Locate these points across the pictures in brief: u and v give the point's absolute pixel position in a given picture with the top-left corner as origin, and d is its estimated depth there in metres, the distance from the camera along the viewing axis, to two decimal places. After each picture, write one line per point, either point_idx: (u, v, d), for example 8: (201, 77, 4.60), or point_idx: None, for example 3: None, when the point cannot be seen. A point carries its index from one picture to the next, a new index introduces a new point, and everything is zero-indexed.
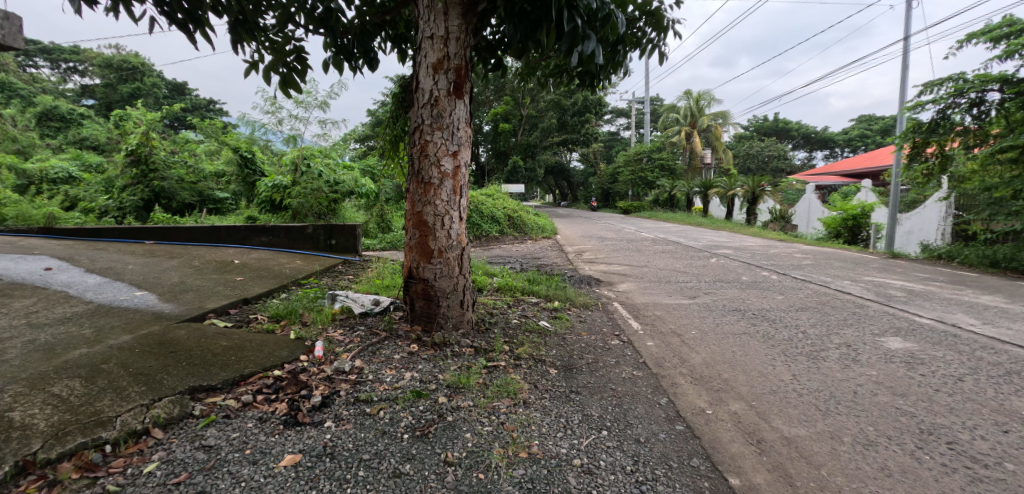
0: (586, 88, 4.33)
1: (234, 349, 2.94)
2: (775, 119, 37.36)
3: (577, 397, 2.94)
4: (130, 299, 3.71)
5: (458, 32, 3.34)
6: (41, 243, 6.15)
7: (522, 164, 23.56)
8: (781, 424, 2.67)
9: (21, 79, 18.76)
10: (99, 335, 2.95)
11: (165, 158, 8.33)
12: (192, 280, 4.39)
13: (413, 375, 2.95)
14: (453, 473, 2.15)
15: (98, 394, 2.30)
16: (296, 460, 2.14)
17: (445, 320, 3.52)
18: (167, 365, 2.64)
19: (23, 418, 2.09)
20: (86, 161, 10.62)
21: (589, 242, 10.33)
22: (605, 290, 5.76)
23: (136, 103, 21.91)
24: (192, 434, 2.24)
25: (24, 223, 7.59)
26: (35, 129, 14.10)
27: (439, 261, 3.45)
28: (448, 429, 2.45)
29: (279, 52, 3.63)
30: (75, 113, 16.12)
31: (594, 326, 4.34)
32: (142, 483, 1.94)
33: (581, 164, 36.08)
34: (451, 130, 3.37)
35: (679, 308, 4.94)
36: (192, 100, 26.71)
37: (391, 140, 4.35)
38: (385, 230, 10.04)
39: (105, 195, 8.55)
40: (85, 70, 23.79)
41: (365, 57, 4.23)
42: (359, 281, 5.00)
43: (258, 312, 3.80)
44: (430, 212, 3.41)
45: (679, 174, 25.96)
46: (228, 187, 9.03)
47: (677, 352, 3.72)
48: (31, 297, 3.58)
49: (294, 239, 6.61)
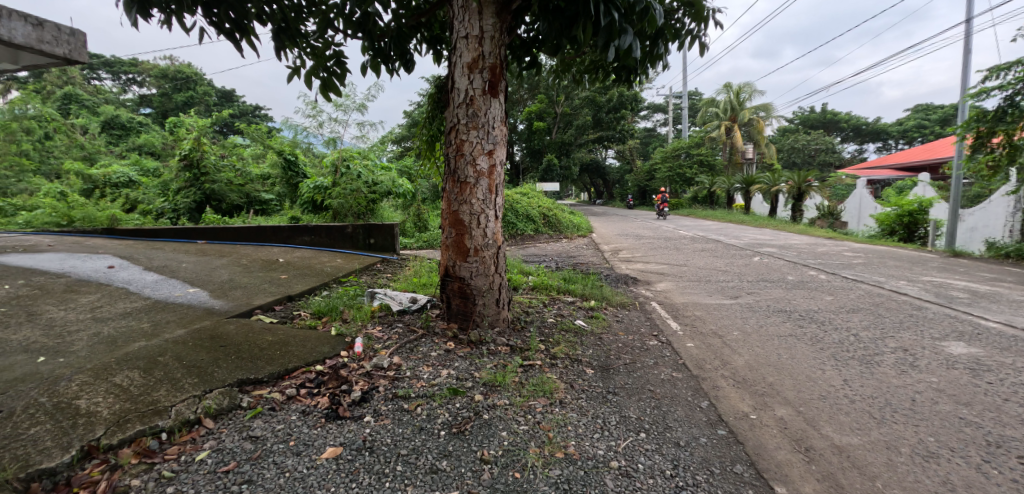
0: (623, 84, 4.26)
1: (279, 345, 3.04)
2: (823, 110, 35.57)
3: (614, 398, 2.90)
4: (184, 295, 3.91)
5: (492, 31, 3.34)
6: (104, 243, 6.57)
7: (557, 162, 23.47)
8: (831, 432, 2.55)
9: (88, 90, 20.12)
10: (156, 330, 3.12)
11: (215, 162, 8.76)
12: (240, 278, 4.58)
13: (450, 372, 2.98)
14: (489, 471, 2.16)
15: (155, 385, 2.42)
16: (337, 453, 2.19)
17: (481, 318, 3.54)
18: (218, 358, 2.76)
19: (87, 405, 2.20)
20: (144, 167, 11.24)
21: (626, 241, 10.16)
22: (642, 290, 5.66)
23: (190, 111, 23.15)
24: (240, 425, 2.33)
25: (90, 225, 8.10)
26: (100, 137, 15.18)
27: (475, 260, 3.47)
28: (484, 427, 2.47)
29: (320, 57, 3.75)
30: (134, 122, 17.17)
31: (631, 326, 4.27)
32: (195, 471, 2.02)
33: (617, 161, 35.68)
34: (487, 128, 3.38)
35: (720, 308, 4.80)
36: (240, 106, 28.03)
37: (427, 141, 4.41)
38: (421, 229, 10.17)
39: (162, 198, 9.01)
40: (143, 81, 25.29)
41: (402, 60, 4.30)
42: (397, 279, 5.08)
43: (302, 308, 3.92)
44: (466, 211, 3.43)
45: (719, 170, 25.24)
46: (272, 189, 9.44)
47: (718, 353, 3.62)
48: (96, 293, 3.81)
49: (335, 238, 6.79)
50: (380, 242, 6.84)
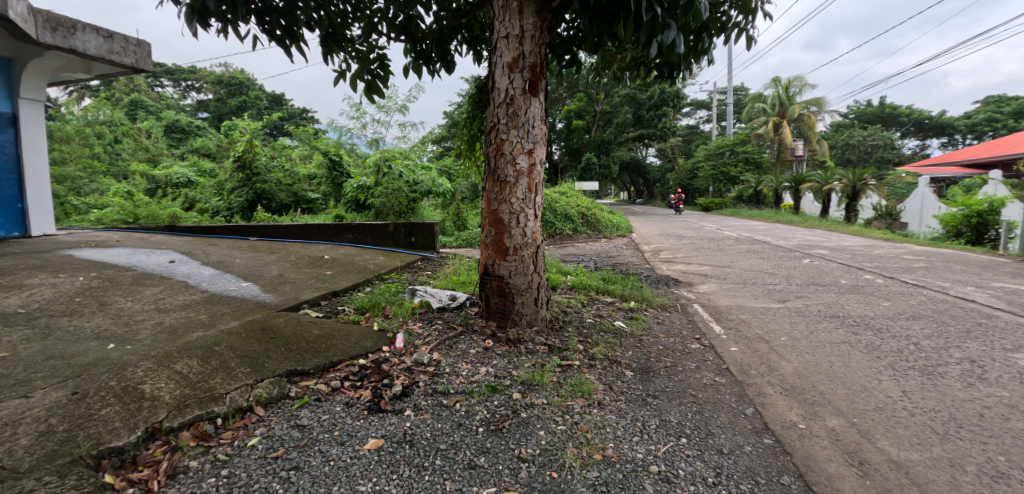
0: (665, 80, 4.18)
1: (324, 338, 3.15)
2: (881, 104, 33.66)
3: (654, 401, 2.84)
4: (237, 289, 4.11)
5: (533, 30, 3.35)
6: (166, 239, 6.99)
7: (596, 161, 23.22)
8: (887, 446, 2.41)
9: (152, 96, 21.44)
10: (213, 321, 3.29)
11: (266, 163, 9.16)
12: (289, 273, 4.77)
13: (488, 370, 3.01)
14: (526, 470, 2.17)
15: (212, 373, 2.55)
16: (379, 445, 2.25)
17: (519, 317, 3.55)
18: (268, 349, 2.88)
19: (151, 390, 2.35)
20: (202, 168, 11.87)
21: (667, 241, 9.94)
22: (684, 291, 5.53)
23: (243, 114, 24.29)
24: (288, 414, 2.43)
25: (153, 222, 8.63)
26: (163, 140, 16.14)
27: (514, 259, 3.48)
28: (522, 426, 2.47)
29: (364, 61, 3.86)
30: (193, 126, 18.15)
31: (672, 328, 4.18)
32: (247, 455, 2.12)
33: (658, 160, 34.95)
34: (527, 128, 3.39)
35: (766, 312, 4.63)
36: (289, 110, 29.19)
37: (468, 140, 4.46)
38: (460, 228, 10.28)
39: (217, 196, 9.50)
40: (201, 87, 26.71)
41: (442, 61, 4.37)
42: (437, 277, 5.17)
43: (346, 304, 4.05)
44: (506, 210, 3.45)
45: (767, 168, 24.31)
46: (318, 188, 9.77)
47: (765, 359, 3.49)
48: (159, 285, 4.06)
49: (377, 237, 6.96)
50: (421, 241, 6.96)
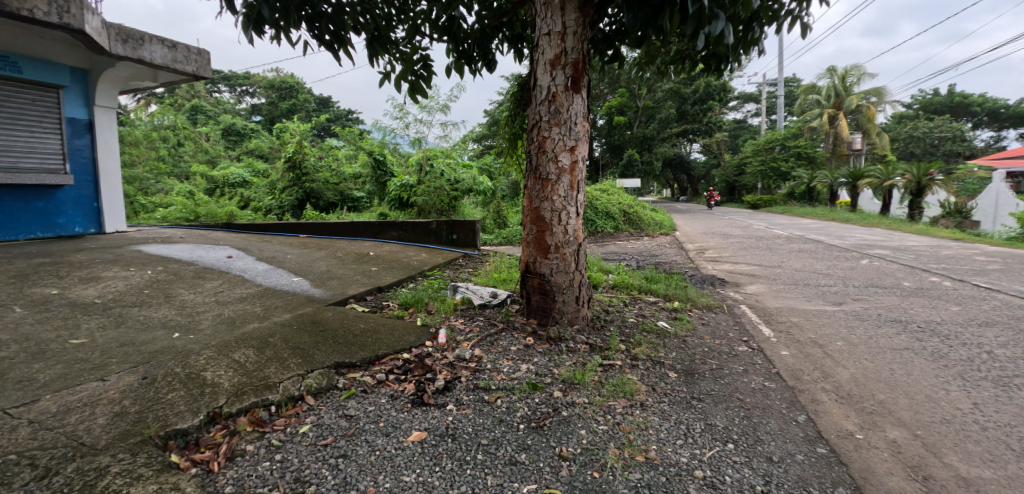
0: (712, 73, 4.05)
1: (370, 332, 3.25)
2: (949, 94, 31.40)
3: (699, 404, 2.77)
4: (289, 283, 4.29)
5: (575, 26, 3.32)
6: (224, 235, 7.38)
7: (638, 158, 22.80)
8: (955, 461, 2.26)
9: (210, 101, 22.68)
10: (267, 313, 3.45)
11: (315, 163, 9.51)
12: (336, 269, 4.94)
13: (529, 367, 3.01)
14: (567, 468, 2.16)
15: (266, 362, 2.68)
16: (422, 437, 2.30)
17: (560, 315, 3.54)
18: (318, 342, 3.00)
19: (212, 376, 2.48)
20: (255, 168, 12.45)
21: (713, 240, 9.64)
22: (730, 292, 5.35)
23: (293, 117, 25.31)
24: (337, 404, 2.52)
25: (212, 220, 9.13)
26: (220, 143, 17.04)
27: (556, 257, 3.47)
28: (563, 424, 2.47)
29: (408, 62, 3.93)
30: (248, 128, 19.06)
31: (718, 330, 4.06)
32: (299, 441, 2.22)
33: (703, 156, 33.94)
34: (569, 125, 3.37)
35: (820, 315, 4.41)
36: (336, 111, 30.18)
37: (509, 138, 4.47)
38: (501, 226, 10.33)
39: (269, 195, 9.94)
40: (254, 91, 28.02)
41: (484, 60, 4.40)
42: (478, 274, 5.22)
43: (390, 299, 4.15)
44: (547, 208, 3.44)
45: (820, 163, 23.17)
46: (363, 187, 10.05)
47: (818, 364, 3.33)
48: (218, 279, 4.30)
49: (420, 234, 7.10)
50: (462, 238, 7.04)
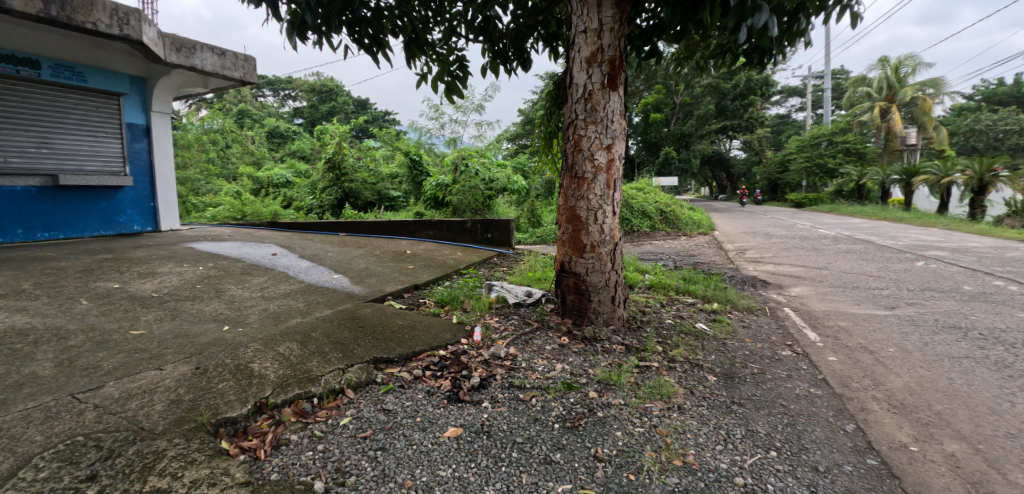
0: (754, 67, 3.92)
1: (407, 328, 3.31)
2: (1016, 84, 29.33)
3: (739, 409, 2.69)
4: (330, 280, 4.42)
5: (612, 23, 3.28)
6: (269, 233, 7.67)
7: (675, 155, 22.32)
8: (1021, 479, 2.12)
9: (255, 105, 23.62)
10: (309, 309, 3.57)
11: (353, 164, 9.79)
12: (375, 267, 5.06)
13: (564, 366, 3.00)
14: (602, 469, 2.14)
15: (309, 356, 2.77)
16: (458, 433, 2.32)
17: (596, 315, 3.51)
18: (358, 337, 3.08)
19: (259, 368, 2.59)
20: (298, 169, 12.87)
21: (754, 240, 9.33)
22: (773, 294, 5.17)
23: (333, 119, 26.04)
24: (375, 398, 2.58)
25: (257, 218, 9.50)
26: (265, 145, 17.70)
27: (592, 256, 3.44)
28: (598, 425, 2.44)
29: (444, 63, 3.98)
30: (290, 130, 19.73)
31: (760, 333, 3.93)
32: (339, 433, 2.28)
33: (743, 153, 32.92)
34: (606, 123, 3.33)
35: (870, 319, 4.21)
36: (374, 113, 30.87)
37: (545, 137, 4.46)
38: (535, 225, 10.31)
39: (311, 195, 10.27)
40: (297, 95, 29.00)
41: (519, 59, 4.41)
42: (513, 273, 5.24)
43: (427, 297, 4.22)
44: (583, 207, 3.41)
45: (871, 159, 22.07)
46: (400, 187, 10.23)
47: (868, 371, 3.18)
48: (264, 274, 4.47)
49: (456, 233, 7.17)
50: (497, 237, 7.08)
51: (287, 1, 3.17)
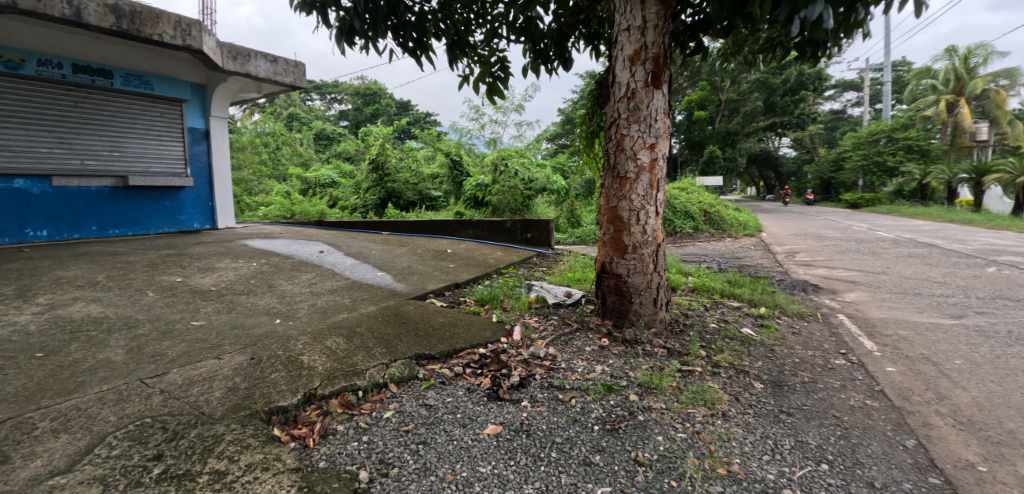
0: (807, 60, 3.75)
1: (448, 326, 3.36)
2: None
3: (788, 419, 2.59)
4: (374, 277, 4.54)
5: (656, 20, 3.22)
6: (316, 231, 7.96)
7: (720, 154, 21.64)
8: None
9: (304, 108, 24.53)
10: (355, 305, 3.68)
11: (396, 164, 10.05)
12: (416, 265, 5.16)
13: (604, 368, 2.97)
14: (643, 474, 2.11)
15: (354, 350, 2.86)
16: (497, 431, 2.34)
17: (637, 317, 3.45)
18: (401, 333, 3.15)
19: (308, 360, 2.70)
20: (343, 170, 13.30)
21: (805, 242, 8.93)
22: (825, 299, 4.94)
23: (376, 121, 26.73)
24: (417, 393, 2.63)
25: (305, 217, 9.88)
26: (313, 146, 18.38)
27: (633, 257, 3.39)
28: (639, 429, 2.41)
29: (486, 64, 4.02)
30: (336, 133, 20.40)
31: (811, 340, 3.76)
32: (383, 426, 2.34)
33: (793, 152, 31.57)
34: (649, 121, 3.28)
35: (934, 329, 3.95)
36: (415, 115, 31.48)
37: (586, 137, 4.42)
38: (574, 225, 10.24)
39: (355, 195, 10.59)
40: (342, 99, 29.95)
41: (561, 59, 4.40)
42: (553, 273, 5.23)
43: (467, 295, 4.27)
44: (625, 207, 3.37)
45: (935, 157, 20.69)
46: (441, 187, 10.39)
47: (931, 384, 2.99)
48: (312, 271, 4.65)
49: (495, 232, 7.21)
50: (536, 237, 7.08)
51: (336, 8, 3.28)
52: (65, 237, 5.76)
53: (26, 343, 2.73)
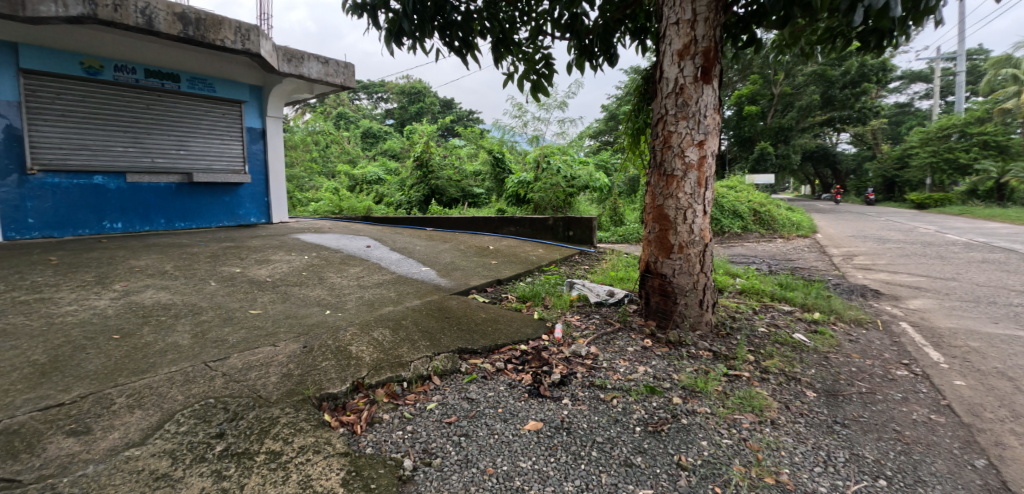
0: (870, 51, 3.54)
1: (490, 321, 3.40)
2: None
3: (842, 430, 2.47)
4: (418, 272, 4.64)
5: (707, 12, 3.13)
6: (363, 227, 8.20)
7: (772, 151, 20.74)
8: None
9: (352, 106, 25.28)
10: (400, 298, 3.78)
11: (439, 162, 10.24)
12: (459, 261, 5.24)
13: (647, 369, 2.92)
14: (686, 479, 2.07)
15: (400, 342, 2.94)
16: (538, 427, 2.35)
17: (682, 318, 3.37)
18: (444, 327, 3.22)
19: (356, 350, 2.79)
20: (389, 167, 13.64)
21: (864, 245, 8.45)
22: (886, 305, 4.66)
23: (421, 119, 27.22)
24: (459, 386, 2.68)
25: (353, 213, 10.21)
26: (360, 144, 18.95)
27: (679, 257, 3.32)
28: (682, 432, 2.36)
29: (530, 62, 4.02)
30: (382, 131, 20.94)
31: (869, 349, 3.56)
32: (426, 417, 2.40)
33: (853, 148, 29.87)
34: (698, 118, 3.19)
35: (1010, 341, 3.66)
36: (459, 113, 31.85)
37: (632, 134, 4.35)
38: (617, 224, 10.10)
39: (400, 191, 10.85)
40: (388, 98, 30.69)
41: (606, 54, 4.34)
42: (595, 272, 5.18)
43: (509, 292, 4.30)
44: (671, 206, 3.30)
45: (1015, 153, 19.07)
46: (483, 184, 10.47)
47: (1005, 401, 2.77)
48: (359, 265, 4.80)
49: (537, 230, 7.21)
50: (579, 235, 7.02)
51: (385, 10, 3.37)
52: (137, 228, 6.19)
53: (105, 325, 2.96)
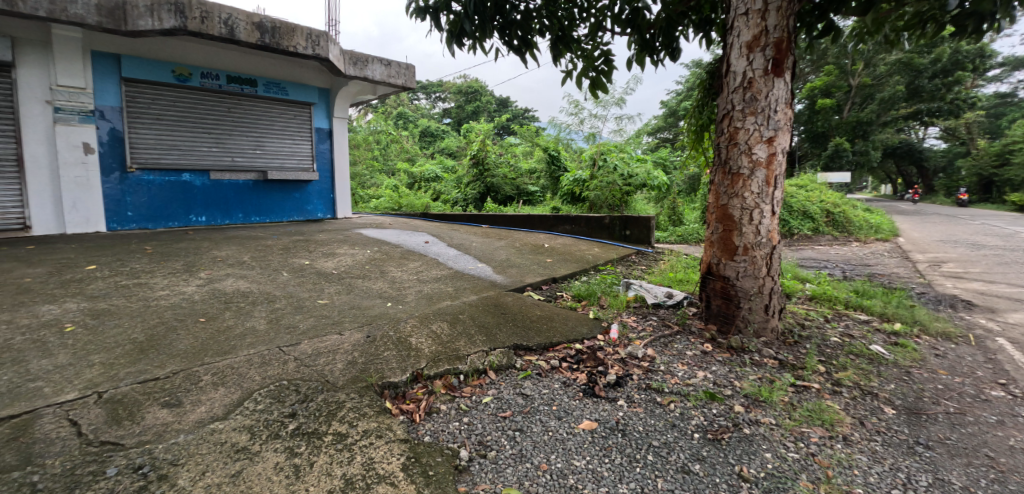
0: (966, 37, 3.22)
1: (545, 319, 3.41)
2: None
3: (925, 451, 2.28)
4: (474, 268, 4.72)
5: (779, 1, 2.97)
6: (422, 223, 8.44)
7: (848, 147, 19.36)
8: None
9: (411, 106, 26.01)
10: (457, 293, 3.86)
11: (496, 160, 10.34)
12: (514, 258, 5.27)
13: (707, 375, 2.83)
14: (747, 490, 1.99)
15: (457, 336, 3.01)
16: (593, 427, 2.34)
17: (745, 324, 3.23)
18: (500, 323, 3.26)
19: (415, 342, 2.89)
20: (447, 165, 13.94)
21: (954, 251, 7.71)
22: (979, 318, 4.24)
23: (477, 117, 27.59)
24: (514, 382, 2.70)
25: (412, 209, 10.52)
26: (419, 143, 19.48)
27: (744, 259, 3.18)
28: (744, 442, 2.27)
29: (590, 59, 3.98)
30: (440, 129, 21.41)
31: (958, 365, 3.26)
32: (481, 410, 2.44)
33: (942, 145, 27.33)
34: (768, 113, 3.04)
35: None
36: (514, 111, 32.00)
37: (695, 130, 4.20)
38: (676, 224, 9.80)
39: (457, 189, 11.06)
40: (446, 97, 31.33)
41: (668, 49, 4.22)
42: (652, 272, 5.06)
43: (564, 290, 4.29)
44: (737, 205, 3.16)
45: None
46: (539, 182, 10.47)
47: None
48: (418, 259, 4.95)
49: (592, 229, 7.13)
50: (635, 235, 6.87)
51: (447, 12, 3.45)
52: (219, 221, 6.69)
53: (192, 309, 3.23)
